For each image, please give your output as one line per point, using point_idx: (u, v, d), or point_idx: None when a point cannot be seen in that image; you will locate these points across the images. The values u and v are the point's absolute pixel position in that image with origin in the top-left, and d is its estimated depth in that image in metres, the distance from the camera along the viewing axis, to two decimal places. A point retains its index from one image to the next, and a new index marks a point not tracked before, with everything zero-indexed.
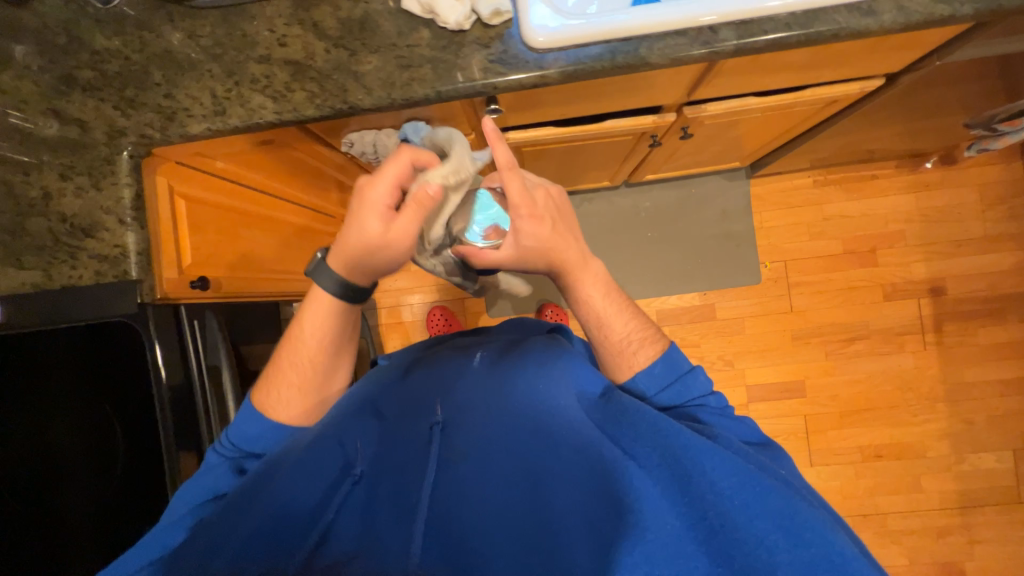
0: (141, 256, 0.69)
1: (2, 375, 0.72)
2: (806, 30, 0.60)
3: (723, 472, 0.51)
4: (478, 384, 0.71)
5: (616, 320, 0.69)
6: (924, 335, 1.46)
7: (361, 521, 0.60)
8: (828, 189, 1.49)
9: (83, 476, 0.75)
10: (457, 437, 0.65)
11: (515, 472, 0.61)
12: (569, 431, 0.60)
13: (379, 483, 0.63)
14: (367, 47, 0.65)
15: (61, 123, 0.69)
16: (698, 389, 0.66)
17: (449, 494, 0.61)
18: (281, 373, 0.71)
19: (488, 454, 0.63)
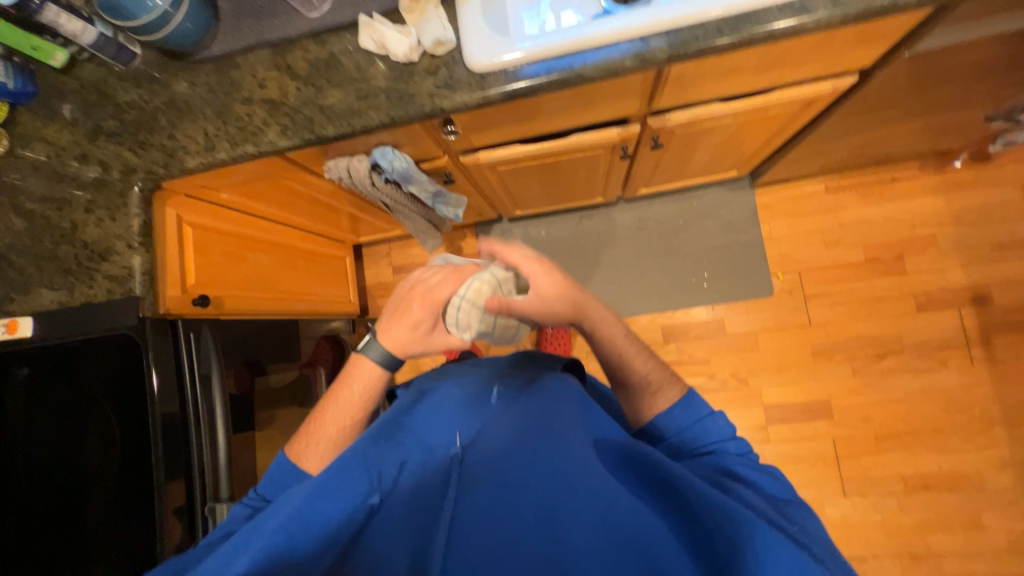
0: (145, 276, 0.79)
1: (32, 384, 0.82)
2: (737, 33, 0.61)
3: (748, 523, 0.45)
4: (497, 414, 0.66)
5: (637, 358, 0.71)
6: (970, 350, 1.31)
7: (371, 554, 0.52)
8: (842, 194, 1.40)
9: (84, 481, 0.81)
10: (478, 463, 0.58)
11: (535, 507, 0.52)
12: (588, 467, 0.55)
13: (392, 509, 0.55)
14: (331, 83, 0.72)
15: (89, 165, 0.81)
16: (718, 433, 0.63)
17: (464, 523, 0.52)
18: (320, 426, 0.70)
19: (510, 483, 0.55)
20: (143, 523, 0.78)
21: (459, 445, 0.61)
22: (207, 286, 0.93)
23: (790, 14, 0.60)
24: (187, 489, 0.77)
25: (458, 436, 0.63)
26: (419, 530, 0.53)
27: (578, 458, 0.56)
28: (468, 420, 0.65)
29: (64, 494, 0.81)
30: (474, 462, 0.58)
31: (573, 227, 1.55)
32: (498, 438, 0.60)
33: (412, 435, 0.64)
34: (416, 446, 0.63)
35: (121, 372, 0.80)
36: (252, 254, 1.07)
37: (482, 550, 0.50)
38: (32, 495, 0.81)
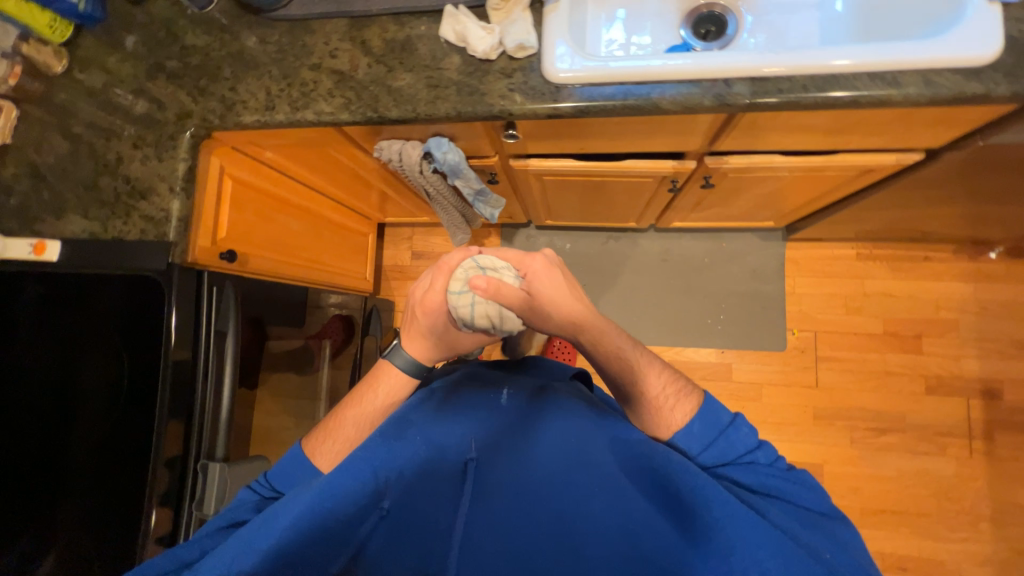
0: (181, 222, 0.78)
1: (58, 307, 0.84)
2: (822, 93, 0.60)
3: (769, 551, 0.50)
4: (513, 419, 0.69)
5: (651, 374, 0.69)
6: (971, 441, 1.30)
7: (390, 554, 0.56)
8: (872, 263, 1.40)
9: (89, 408, 0.83)
10: (494, 471, 0.62)
11: (551, 519, 0.59)
12: (604, 487, 0.60)
13: (408, 512, 0.58)
14: (403, 66, 0.71)
15: (143, 102, 0.81)
16: (744, 445, 0.64)
17: (483, 530, 0.58)
18: (340, 427, 0.70)
19: (527, 494, 0.61)
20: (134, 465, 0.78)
21: (474, 450, 0.63)
22: (236, 241, 0.92)
23: (879, 84, 0.59)
24: (184, 441, 0.76)
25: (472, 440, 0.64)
26: (439, 533, 0.57)
27: (594, 477, 0.61)
28: (483, 423, 0.68)
29: (72, 419, 0.83)
30: (496, 464, 0.63)
31: (598, 246, 1.55)
32: (514, 449, 0.64)
33: (423, 434, 0.65)
34: (426, 443, 0.63)
35: (139, 313, 0.80)
36: (284, 216, 1.07)
37: (501, 552, 0.57)
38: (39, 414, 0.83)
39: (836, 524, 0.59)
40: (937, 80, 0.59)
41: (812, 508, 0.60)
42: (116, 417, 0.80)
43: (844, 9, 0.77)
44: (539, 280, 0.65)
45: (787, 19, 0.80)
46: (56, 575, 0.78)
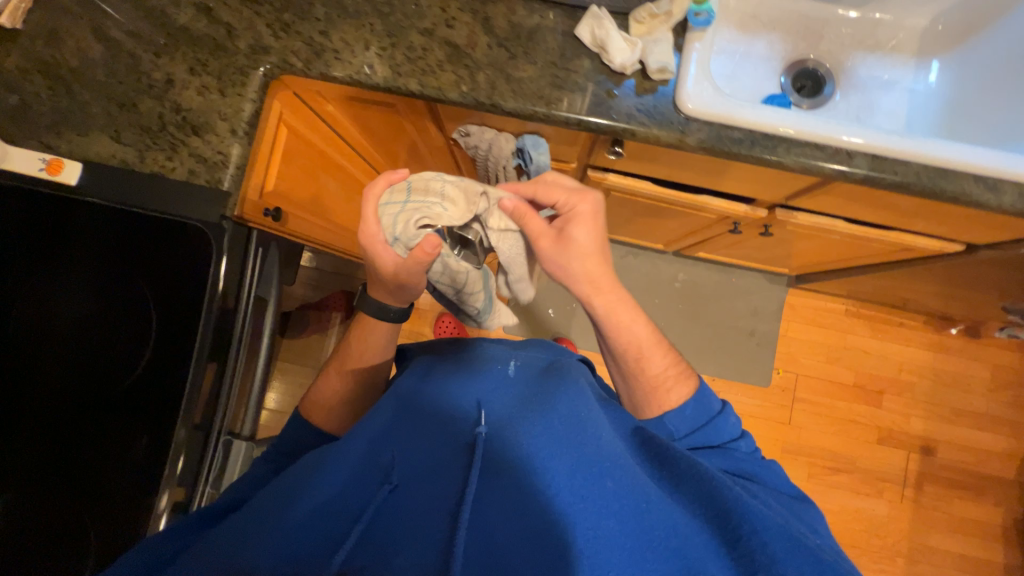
0: (238, 171, 0.68)
1: (36, 229, 0.65)
2: (932, 184, 0.64)
3: (773, 533, 0.47)
4: (518, 393, 0.64)
5: (654, 354, 0.72)
6: (903, 488, 1.49)
7: (391, 534, 0.49)
8: (856, 320, 1.53)
9: (63, 366, 0.65)
10: (504, 444, 0.55)
11: (566, 495, 0.50)
12: (616, 460, 0.53)
13: (417, 489, 0.53)
14: (528, 57, 0.67)
15: (208, 22, 0.69)
16: (728, 432, 0.67)
17: (488, 505, 0.51)
18: (326, 382, 0.79)
19: (538, 469, 0.53)
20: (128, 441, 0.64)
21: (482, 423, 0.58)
22: (280, 197, 0.83)
23: (981, 187, 0.64)
24: (211, 409, 0.66)
25: (482, 414, 0.60)
26: (445, 506, 0.51)
27: (605, 448, 0.54)
28: (490, 398, 0.63)
29: (26, 376, 0.64)
30: (497, 435, 0.57)
31: (616, 259, 1.57)
32: (521, 420, 0.58)
33: (431, 406, 0.63)
34: (435, 416, 0.62)
35: (154, 262, 0.66)
36: (325, 177, 0.97)
37: (513, 530, 0.49)
38: None
39: (803, 505, 0.60)
40: None
41: (784, 491, 0.61)
42: (93, 383, 0.65)
43: (933, 97, 0.81)
44: (580, 224, 0.66)
45: (879, 94, 0.84)
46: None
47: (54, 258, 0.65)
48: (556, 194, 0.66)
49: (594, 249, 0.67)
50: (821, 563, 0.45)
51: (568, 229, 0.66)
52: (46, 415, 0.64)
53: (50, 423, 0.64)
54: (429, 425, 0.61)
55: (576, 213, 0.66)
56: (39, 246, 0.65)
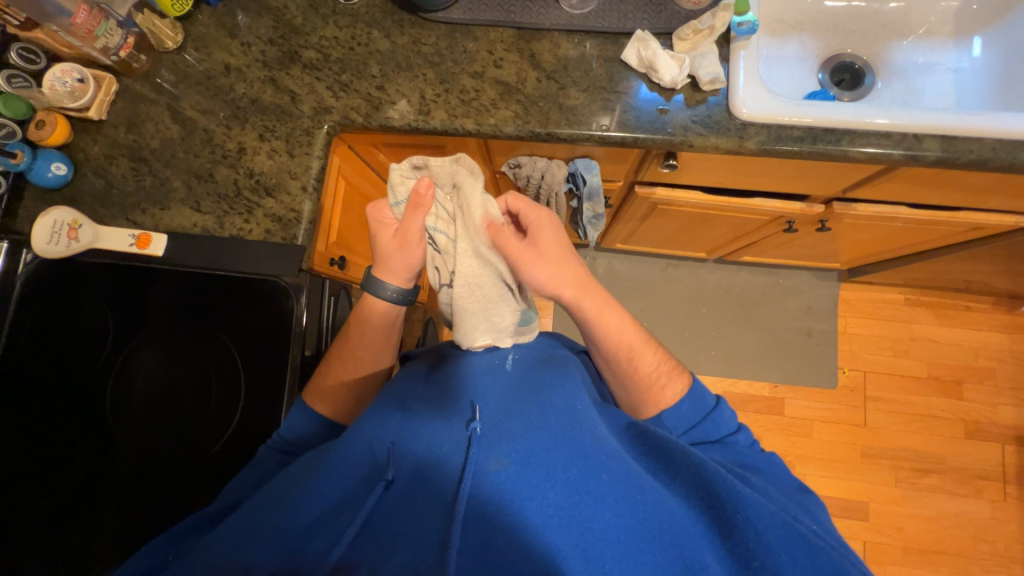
0: (310, 225, 0.71)
1: (135, 298, 0.72)
2: (1011, 157, 0.62)
3: (770, 522, 0.46)
4: (512, 384, 0.60)
5: (644, 353, 0.66)
6: (1005, 485, 1.37)
7: (389, 534, 0.48)
8: (918, 309, 1.47)
9: (159, 423, 0.69)
10: (498, 438, 0.52)
11: (558, 489, 0.48)
12: (611, 454, 0.51)
13: (408, 487, 0.52)
14: (578, 85, 0.69)
15: (273, 91, 0.74)
16: (725, 425, 0.64)
17: (483, 504, 0.48)
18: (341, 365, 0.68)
19: (533, 463, 0.50)
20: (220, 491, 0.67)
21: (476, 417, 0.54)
22: (342, 246, 0.86)
23: None
24: None
25: (474, 408, 0.56)
26: (440, 507, 0.49)
27: (602, 442, 0.52)
28: (484, 390, 0.60)
29: (130, 434, 0.69)
30: (493, 428, 0.53)
31: (657, 272, 1.55)
32: (514, 414, 0.55)
33: (426, 401, 0.60)
34: (427, 411, 0.58)
35: (236, 319, 0.70)
36: None
37: (505, 526, 0.46)
38: (99, 423, 0.70)
39: (808, 498, 0.57)
40: None
41: (786, 483, 0.58)
42: (187, 437, 0.68)
43: (981, 72, 0.80)
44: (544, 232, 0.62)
45: (922, 77, 0.84)
46: None
47: (153, 323, 0.72)
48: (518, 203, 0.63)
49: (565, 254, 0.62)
50: (816, 552, 0.44)
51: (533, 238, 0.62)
52: (146, 472, 0.68)
53: (150, 479, 0.67)
54: (423, 416, 0.58)
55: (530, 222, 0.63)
56: (139, 312, 0.72)
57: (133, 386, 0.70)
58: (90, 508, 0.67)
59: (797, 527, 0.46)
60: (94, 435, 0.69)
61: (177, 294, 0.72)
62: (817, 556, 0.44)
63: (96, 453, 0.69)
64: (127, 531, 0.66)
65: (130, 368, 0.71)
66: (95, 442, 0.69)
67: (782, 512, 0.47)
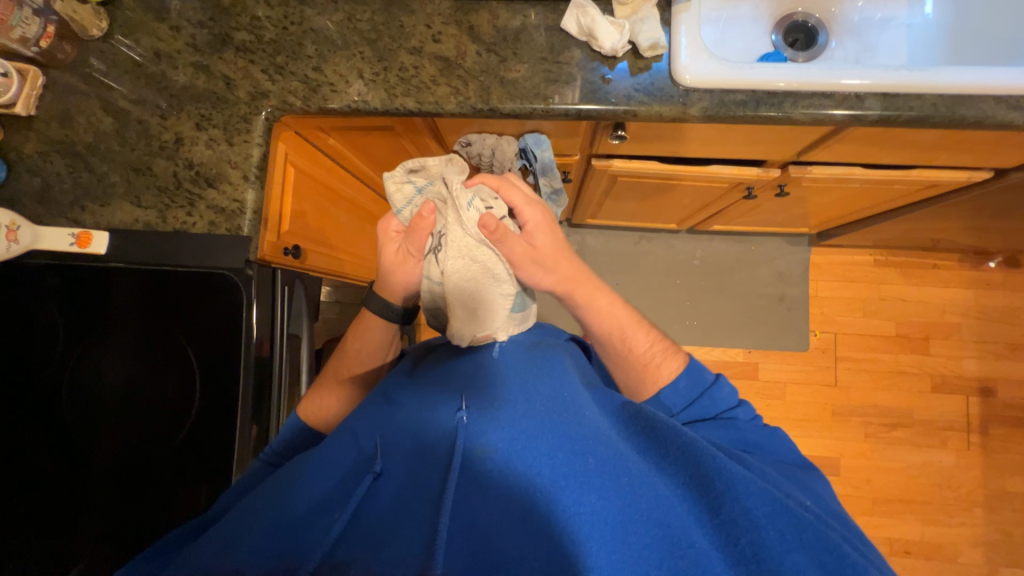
0: (255, 215, 0.70)
1: (83, 297, 0.71)
2: (951, 113, 0.62)
3: (757, 498, 0.46)
4: (499, 370, 0.61)
5: (638, 334, 0.69)
6: (969, 435, 1.42)
7: (383, 523, 0.50)
8: (887, 270, 1.49)
9: (121, 420, 0.69)
10: (485, 424, 0.54)
11: (547, 472, 0.49)
12: (599, 438, 0.52)
13: (398, 477, 0.53)
14: (519, 57, 0.68)
15: (206, 77, 0.72)
16: (725, 402, 0.65)
17: (471, 491, 0.50)
18: (331, 381, 0.72)
19: (519, 449, 0.51)
20: (187, 482, 0.68)
21: (465, 404, 0.56)
22: (297, 234, 0.84)
23: (1003, 108, 0.62)
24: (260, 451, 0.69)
25: (462, 397, 0.58)
26: (430, 496, 0.50)
27: (588, 425, 0.54)
28: (472, 378, 0.60)
29: (93, 432, 0.69)
30: (480, 418, 0.55)
31: (631, 246, 1.56)
32: (501, 401, 0.56)
33: (415, 393, 0.61)
34: (415, 404, 0.60)
35: (189, 313, 0.70)
36: (336, 210, 0.99)
37: (492, 510, 0.49)
38: (57, 425, 0.69)
39: (811, 475, 0.59)
40: None
41: (789, 462, 0.60)
42: (150, 433, 0.69)
43: (933, 26, 0.79)
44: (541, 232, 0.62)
45: (875, 34, 0.82)
46: None
47: (104, 323, 0.71)
48: (513, 198, 0.61)
49: (563, 250, 0.63)
50: (805, 526, 0.44)
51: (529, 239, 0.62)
52: (112, 468, 0.68)
53: (119, 474, 0.68)
54: (411, 409, 0.59)
55: (529, 223, 0.62)
56: (88, 312, 0.71)
57: (88, 388, 0.69)
58: (57, 508, 0.68)
59: (788, 504, 0.46)
60: (51, 438, 0.69)
61: (128, 292, 0.71)
62: (806, 530, 0.44)
63: (57, 454, 0.69)
64: (99, 526, 0.67)
65: (82, 370, 0.70)
66: (52, 445, 0.69)
67: (771, 488, 0.47)
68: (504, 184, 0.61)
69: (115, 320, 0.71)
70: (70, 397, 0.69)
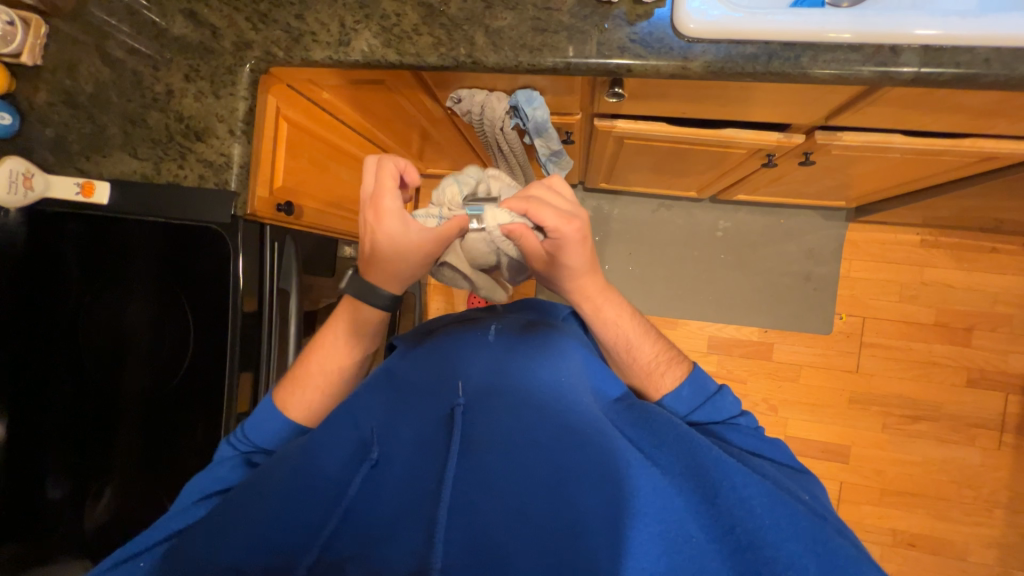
0: (242, 170, 0.72)
1: (102, 247, 0.77)
2: (1007, 71, 0.53)
3: (752, 488, 0.47)
4: (493, 364, 0.62)
5: (641, 342, 0.67)
6: (1001, 435, 1.32)
7: (384, 512, 0.51)
8: (934, 252, 1.35)
9: (139, 358, 0.77)
10: (480, 423, 0.55)
11: (545, 467, 0.51)
12: (594, 428, 0.53)
13: (395, 468, 0.54)
14: (505, 3, 0.62)
15: (193, 25, 0.72)
16: (728, 411, 0.62)
17: (469, 485, 0.50)
18: (308, 373, 0.68)
19: (516, 447, 0.53)
20: (190, 419, 0.75)
21: (461, 397, 0.58)
22: (289, 191, 0.84)
23: None
24: (251, 398, 0.74)
25: (459, 388, 0.59)
26: (425, 487, 0.51)
27: (584, 418, 0.54)
28: (470, 369, 0.61)
29: (114, 369, 0.77)
30: (478, 416, 0.56)
31: (648, 214, 1.48)
32: (501, 402, 0.57)
33: (413, 384, 0.63)
34: (415, 400, 0.61)
35: (190, 260, 0.75)
36: (333, 165, 0.99)
37: (489, 512, 0.48)
38: (79, 361, 0.77)
39: (808, 479, 0.57)
40: None
41: (787, 465, 0.58)
42: (160, 369, 0.76)
43: None
44: (566, 250, 0.58)
45: None
46: (108, 521, 0.76)
47: (119, 270, 0.77)
48: (546, 217, 0.54)
49: (586, 264, 0.61)
50: (799, 517, 0.45)
51: (552, 254, 0.59)
52: (132, 400, 0.76)
53: (137, 406, 0.76)
54: (414, 403, 0.61)
55: (563, 241, 0.57)
56: (106, 259, 0.77)
57: (106, 331, 0.77)
58: (83, 434, 0.76)
59: (782, 497, 0.46)
60: (71, 371, 0.77)
61: (142, 241, 0.76)
62: (801, 521, 0.44)
63: (79, 386, 0.77)
64: (122, 448, 0.76)
65: (99, 312, 0.77)
66: (75, 377, 0.77)
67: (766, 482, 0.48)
68: (532, 203, 0.55)
69: (128, 268, 0.77)
70: (93, 334, 0.77)
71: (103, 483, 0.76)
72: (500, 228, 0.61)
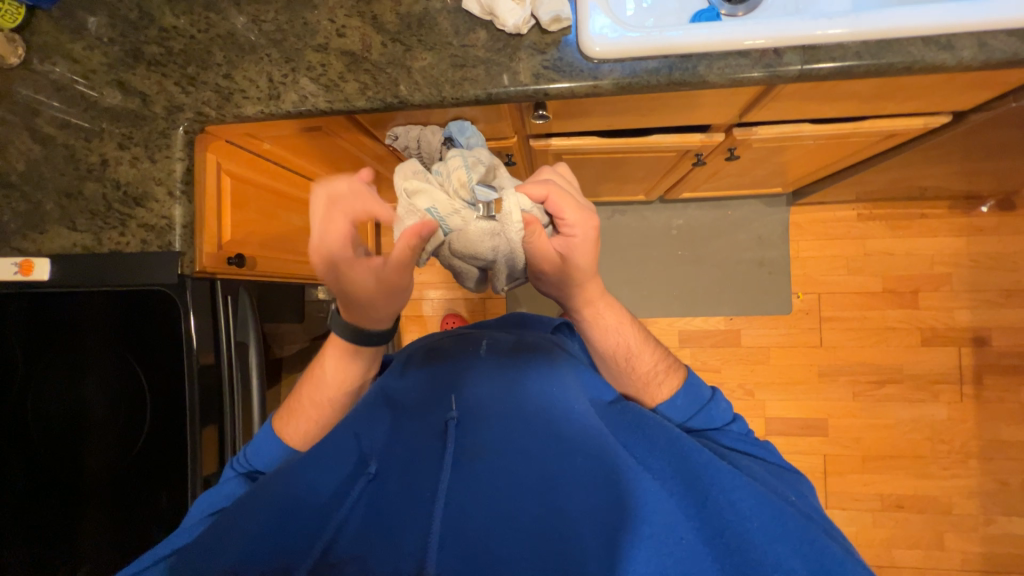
0: (186, 230, 0.72)
1: (51, 324, 0.76)
2: (877, 60, 0.59)
3: (742, 491, 0.48)
4: (489, 377, 0.63)
5: (639, 351, 0.67)
6: (961, 387, 1.39)
7: (382, 525, 0.52)
8: (871, 224, 1.43)
9: (101, 431, 0.76)
10: (475, 433, 0.58)
11: (538, 471, 0.54)
12: (589, 435, 0.55)
13: (394, 479, 0.55)
14: (423, 44, 0.66)
15: (123, 95, 0.73)
16: (721, 418, 0.63)
17: (465, 494, 0.53)
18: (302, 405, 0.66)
19: (509, 456, 0.56)
20: (160, 486, 0.73)
21: (455, 410, 0.60)
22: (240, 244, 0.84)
23: (933, 49, 0.58)
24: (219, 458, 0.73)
25: (454, 400, 0.61)
26: (422, 498, 0.53)
27: (578, 425, 0.56)
28: (468, 383, 0.63)
29: (77, 444, 0.75)
30: (473, 427, 0.59)
31: (604, 221, 1.53)
32: (496, 415, 0.60)
33: (409, 397, 0.64)
34: (410, 413, 0.62)
35: (144, 325, 0.75)
36: (284, 214, 0.99)
37: (483, 517, 0.51)
38: (33, 443, 0.74)
39: (795, 477, 0.59)
40: (991, 42, 0.58)
41: (776, 464, 0.60)
42: (124, 439, 0.75)
43: None
44: (581, 251, 0.56)
45: None
46: None
47: (72, 345, 0.76)
48: (566, 209, 0.53)
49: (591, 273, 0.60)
50: (786, 518, 0.46)
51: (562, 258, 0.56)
52: (100, 473, 0.75)
53: (106, 480, 0.75)
54: (411, 416, 0.61)
55: (576, 239, 0.55)
56: (56, 336, 0.76)
57: (60, 410, 0.75)
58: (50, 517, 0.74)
59: (771, 499, 0.47)
60: (26, 455, 0.74)
61: (93, 313, 0.76)
62: (788, 523, 0.45)
63: (37, 470, 0.74)
64: (95, 524, 0.75)
65: (53, 391, 0.75)
66: (31, 461, 0.74)
67: (755, 484, 0.49)
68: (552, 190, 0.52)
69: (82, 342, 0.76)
70: (47, 415, 0.75)
71: (75, 566, 0.74)
72: (487, 239, 0.53)
